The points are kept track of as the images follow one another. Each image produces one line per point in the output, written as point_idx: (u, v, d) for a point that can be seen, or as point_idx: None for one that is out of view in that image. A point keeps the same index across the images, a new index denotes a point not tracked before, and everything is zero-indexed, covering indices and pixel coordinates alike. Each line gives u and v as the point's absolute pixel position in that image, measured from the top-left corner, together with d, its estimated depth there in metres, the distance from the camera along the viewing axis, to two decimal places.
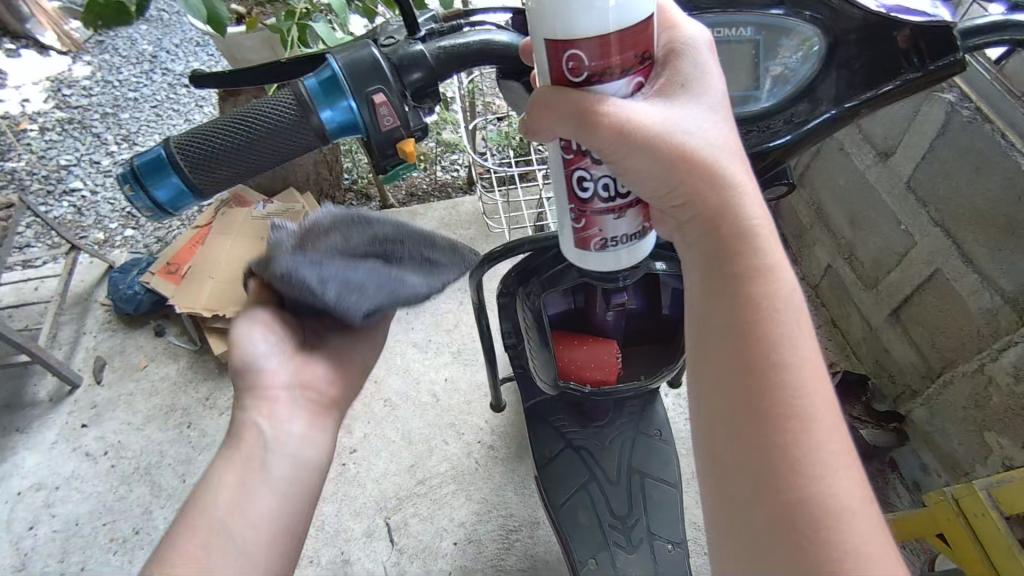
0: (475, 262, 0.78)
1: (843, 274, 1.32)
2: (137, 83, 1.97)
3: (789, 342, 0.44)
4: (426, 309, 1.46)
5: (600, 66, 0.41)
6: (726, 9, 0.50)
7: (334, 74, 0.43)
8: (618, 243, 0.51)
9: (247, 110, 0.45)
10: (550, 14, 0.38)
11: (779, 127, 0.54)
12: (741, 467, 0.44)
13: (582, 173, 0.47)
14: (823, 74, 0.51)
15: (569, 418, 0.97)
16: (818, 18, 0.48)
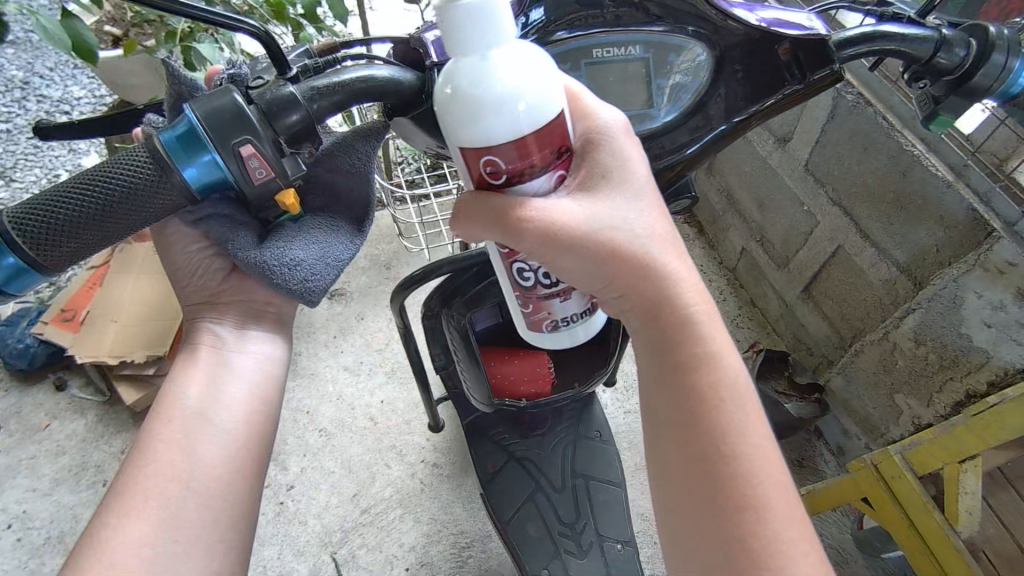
0: (396, 285, 0.76)
1: (757, 256, 1.38)
2: (9, 113, 1.79)
3: (736, 428, 0.47)
4: (354, 330, 1.41)
5: (517, 166, 0.46)
6: (612, 25, 0.50)
7: (194, 129, 0.43)
8: (569, 322, 0.56)
9: (92, 175, 0.44)
10: (465, 129, 0.44)
11: (679, 142, 0.55)
12: (705, 552, 0.46)
13: (520, 264, 0.52)
14: (713, 88, 0.52)
15: (509, 430, 0.96)
16: (703, 32, 0.50)
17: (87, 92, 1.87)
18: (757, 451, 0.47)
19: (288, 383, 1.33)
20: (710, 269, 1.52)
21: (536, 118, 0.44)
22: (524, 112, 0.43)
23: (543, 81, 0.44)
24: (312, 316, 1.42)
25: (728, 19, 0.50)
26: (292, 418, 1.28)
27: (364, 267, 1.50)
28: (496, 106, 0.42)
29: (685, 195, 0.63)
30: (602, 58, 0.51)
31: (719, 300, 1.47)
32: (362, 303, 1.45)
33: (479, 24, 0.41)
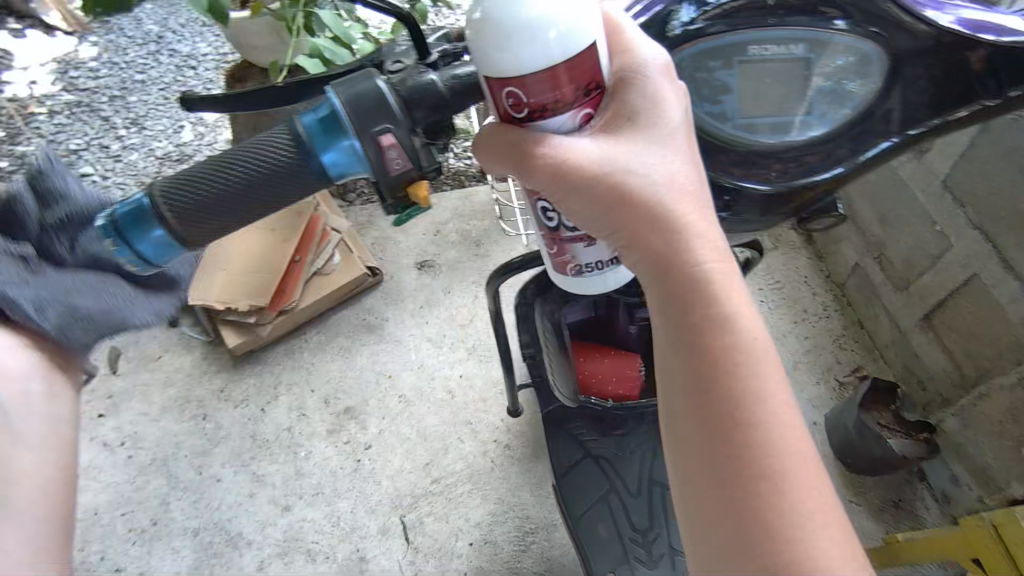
0: (493, 271, 0.75)
1: (872, 274, 1.27)
2: (144, 66, 1.94)
3: (756, 389, 0.44)
4: (440, 303, 1.43)
5: (538, 101, 0.44)
6: (775, 22, 0.45)
7: (334, 112, 0.44)
8: (591, 270, 0.55)
9: (247, 151, 0.46)
10: (489, 53, 0.42)
11: (833, 155, 0.50)
12: (716, 517, 0.44)
13: (544, 204, 0.51)
14: (885, 96, 0.47)
15: (588, 426, 0.94)
16: (881, 35, 0.44)
17: (214, 49, 1.99)
18: (779, 416, 0.44)
19: (374, 346, 1.38)
20: (815, 281, 1.41)
21: (564, 56, 0.42)
22: (555, 46, 0.41)
23: (574, 19, 0.41)
24: (402, 285, 1.46)
25: (915, 20, 0.43)
26: (375, 381, 1.33)
27: (456, 241, 1.51)
28: (526, 34, 0.40)
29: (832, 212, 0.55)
30: (759, 55, 0.46)
31: (822, 316, 1.37)
32: (450, 277, 1.47)
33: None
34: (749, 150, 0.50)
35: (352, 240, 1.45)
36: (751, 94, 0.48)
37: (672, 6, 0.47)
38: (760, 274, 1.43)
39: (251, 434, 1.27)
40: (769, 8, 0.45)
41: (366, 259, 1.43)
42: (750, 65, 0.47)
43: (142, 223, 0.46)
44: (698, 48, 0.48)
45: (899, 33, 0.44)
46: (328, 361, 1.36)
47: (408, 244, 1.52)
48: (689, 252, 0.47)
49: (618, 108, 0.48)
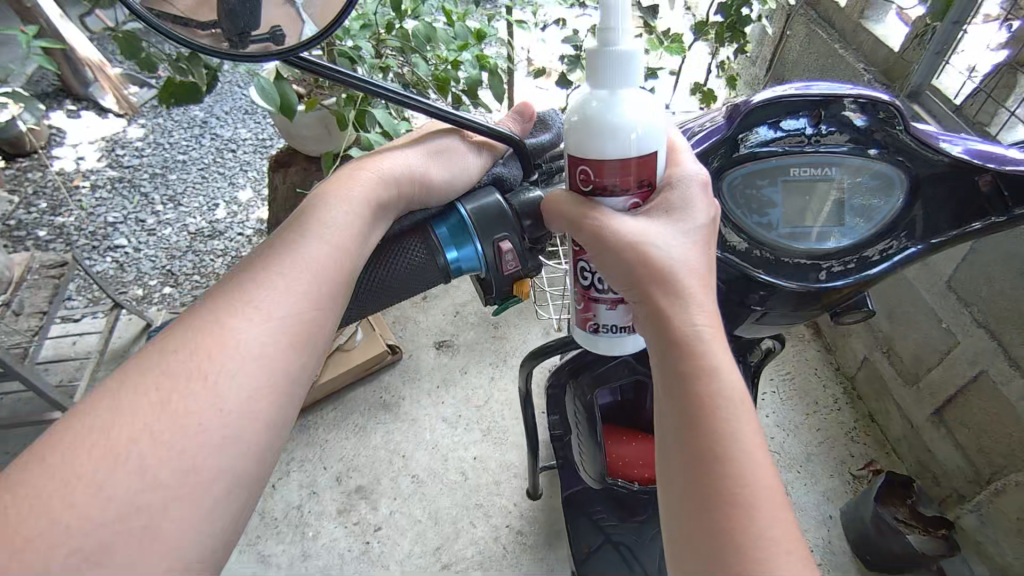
0: (527, 354, 0.80)
1: (882, 369, 1.31)
2: (186, 147, 2.08)
3: (731, 438, 0.40)
4: (457, 382, 1.46)
5: (601, 182, 0.45)
6: (813, 147, 0.50)
7: (463, 220, 0.49)
8: (614, 334, 0.52)
9: (387, 254, 0.50)
10: (573, 139, 0.44)
11: (867, 259, 0.51)
12: (688, 558, 0.39)
13: (584, 264, 0.49)
14: (908, 210, 0.50)
15: (609, 511, 0.94)
16: (904, 162, 0.49)
17: (252, 135, 2.13)
18: (751, 461, 0.40)
19: (389, 424, 1.38)
20: (825, 373, 1.45)
21: (638, 149, 0.43)
22: (636, 141, 0.43)
23: (653, 123, 0.43)
24: (420, 364, 1.49)
25: (932, 150, 0.48)
26: (388, 460, 1.33)
27: (473, 322, 1.57)
28: (613, 130, 0.42)
29: (859, 308, 0.57)
30: (798, 176, 0.50)
31: (833, 408, 1.39)
32: (467, 357, 1.50)
33: (629, 60, 0.41)
34: (790, 257, 0.51)
35: (375, 319, 1.51)
36: (787, 204, 0.51)
37: (725, 134, 0.50)
38: (771, 366, 1.48)
39: (259, 510, 1.25)
40: (808, 136, 0.50)
41: (387, 338, 1.47)
42: (792, 184, 0.51)
43: None
44: (746, 168, 0.51)
45: (918, 160, 0.48)
46: (343, 439, 1.36)
47: (428, 323, 1.57)
48: (674, 303, 0.44)
49: (664, 194, 0.46)
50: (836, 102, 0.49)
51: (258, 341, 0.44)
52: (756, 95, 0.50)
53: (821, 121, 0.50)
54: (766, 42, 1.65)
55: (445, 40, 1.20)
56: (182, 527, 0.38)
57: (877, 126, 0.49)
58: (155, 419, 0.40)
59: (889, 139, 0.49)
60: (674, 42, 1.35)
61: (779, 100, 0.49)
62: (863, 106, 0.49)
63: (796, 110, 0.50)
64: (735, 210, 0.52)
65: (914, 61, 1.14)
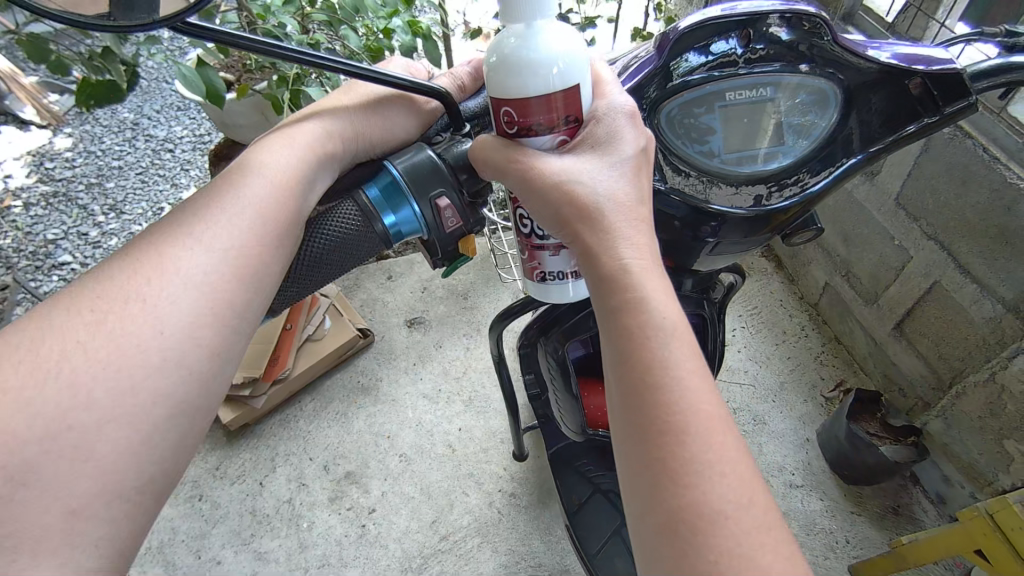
0: (494, 317, 0.79)
1: (843, 292, 1.35)
2: (120, 152, 1.98)
3: (663, 365, 0.40)
4: (433, 357, 1.45)
5: (525, 122, 0.44)
6: (746, 70, 0.49)
7: (397, 180, 0.48)
8: (560, 279, 0.52)
9: (322, 222, 0.49)
10: (495, 81, 0.42)
11: (809, 175, 0.52)
12: (632, 483, 0.40)
13: (522, 211, 0.49)
14: (843, 122, 0.51)
15: (594, 462, 0.96)
16: (835, 74, 0.49)
17: (189, 132, 2.04)
18: (686, 385, 0.40)
19: (370, 408, 1.38)
20: (790, 304, 1.49)
21: (559, 85, 0.42)
22: (559, 76, 0.42)
23: (574, 58, 0.42)
24: (393, 344, 1.48)
25: (860, 60, 0.48)
26: (374, 443, 1.32)
27: (442, 296, 1.56)
28: (532, 67, 0.41)
29: (809, 227, 0.57)
30: (734, 101, 0.49)
31: (801, 336, 1.43)
32: (440, 332, 1.49)
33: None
34: (735, 181, 0.52)
35: (342, 305, 1.48)
36: (724, 129, 0.50)
37: (656, 65, 0.49)
38: (739, 302, 1.51)
39: (250, 510, 1.24)
40: (739, 59, 0.49)
41: (356, 322, 1.45)
42: (729, 110, 0.50)
43: None
44: (683, 99, 0.50)
45: (850, 69, 0.49)
46: (325, 428, 1.35)
47: (397, 302, 1.56)
48: (601, 241, 0.44)
49: (590, 129, 0.45)
50: (763, 20, 0.48)
51: (199, 270, 0.47)
52: (682, 21, 0.48)
53: (750, 42, 0.48)
54: None
55: (373, 9, 1.16)
56: (116, 445, 0.43)
57: (803, 42, 0.48)
58: (90, 339, 0.44)
59: (821, 54, 0.49)
60: None
61: (706, 25, 0.47)
62: (788, 19, 0.48)
63: (722, 34, 0.48)
64: (676, 141, 0.52)
65: None
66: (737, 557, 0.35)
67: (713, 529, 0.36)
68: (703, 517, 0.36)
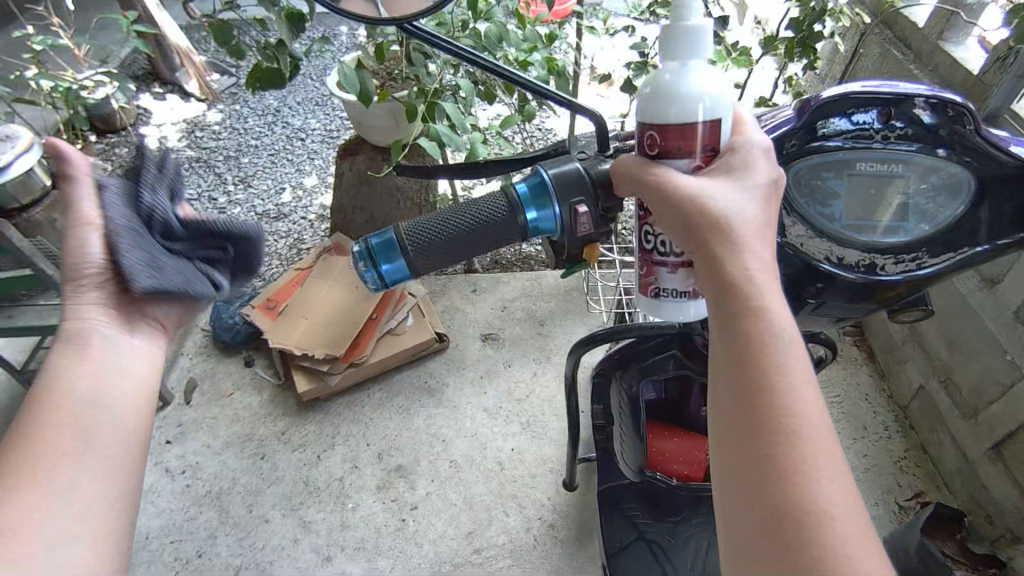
0: (576, 340, 0.81)
1: (938, 399, 1.27)
2: (259, 133, 2.19)
3: (778, 370, 0.44)
4: (500, 375, 1.49)
5: (668, 145, 0.46)
6: (880, 144, 0.50)
7: (544, 181, 0.52)
8: (674, 297, 0.53)
9: (472, 207, 0.53)
10: (642, 108, 0.46)
11: (927, 257, 0.51)
12: (737, 477, 0.44)
13: (648, 228, 0.51)
14: (971, 212, 0.50)
15: (643, 509, 0.95)
16: (972, 163, 0.48)
17: (322, 125, 2.23)
18: (796, 395, 0.43)
19: (431, 409, 1.42)
20: (877, 400, 1.41)
21: (703, 118, 0.45)
22: (702, 111, 0.45)
23: (720, 94, 0.45)
24: (465, 353, 1.53)
25: (1000, 152, 0.47)
26: (428, 443, 1.37)
27: (520, 318, 1.60)
28: (682, 100, 0.44)
29: (919, 308, 0.56)
30: (864, 171, 0.51)
31: (883, 437, 1.35)
32: (512, 352, 1.53)
33: (699, 34, 0.43)
34: (846, 249, 0.52)
35: (425, 307, 1.56)
36: (849, 196, 0.51)
37: (795, 125, 0.51)
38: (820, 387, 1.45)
39: (304, 479, 1.31)
40: (875, 133, 0.50)
41: (435, 326, 1.52)
42: (854, 179, 0.51)
43: (386, 252, 0.50)
44: (810, 161, 0.52)
45: (988, 160, 0.48)
46: (386, 418, 1.41)
47: (476, 315, 1.61)
48: (727, 249, 0.46)
49: (726, 156, 0.48)
50: (907, 101, 0.49)
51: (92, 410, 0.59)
52: (825, 91, 0.51)
53: (890, 119, 0.50)
54: (836, 59, 1.64)
55: (515, 41, 1.24)
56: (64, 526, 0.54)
57: (944, 126, 0.49)
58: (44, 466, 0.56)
59: (964, 140, 0.48)
60: (741, 55, 1.35)
61: (849, 96, 0.50)
62: (932, 104, 0.49)
63: (865, 106, 0.50)
64: (798, 200, 0.53)
65: (991, 84, 1.11)
66: (841, 551, 0.40)
67: (818, 525, 0.40)
68: (805, 510, 0.41)
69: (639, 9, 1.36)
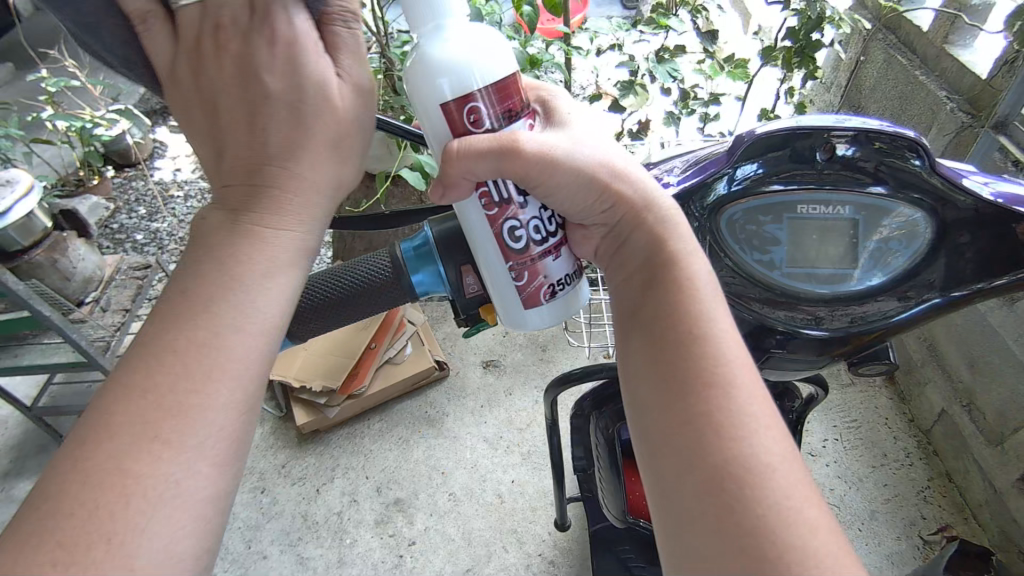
0: (551, 381, 0.77)
1: (961, 424, 1.19)
2: None
3: (703, 314, 0.42)
4: (501, 403, 1.46)
5: (497, 115, 0.43)
6: (823, 186, 0.46)
7: (429, 244, 0.51)
8: (564, 286, 0.49)
9: (352, 269, 0.52)
10: (426, 89, 0.41)
11: (884, 307, 0.47)
12: (672, 437, 0.39)
13: (511, 222, 0.45)
14: (930, 260, 0.46)
15: (636, 550, 0.90)
16: (926, 201, 0.44)
17: None
18: (724, 341, 0.41)
19: (431, 439, 1.40)
20: (896, 424, 1.33)
21: (494, 77, 0.42)
22: (485, 76, 0.41)
23: (496, 43, 0.42)
24: (466, 380, 1.51)
25: (954, 189, 0.44)
26: (427, 476, 1.34)
27: (522, 344, 1.57)
28: (452, 69, 0.41)
29: (881, 360, 0.52)
30: (805, 215, 0.47)
31: (904, 464, 1.27)
32: (513, 379, 1.50)
33: None
34: (797, 299, 0.48)
35: (425, 334, 1.55)
36: (803, 238, 0.47)
37: (725, 164, 0.47)
38: (834, 412, 1.37)
39: (302, 514, 1.30)
40: (818, 171, 0.46)
41: (435, 353, 1.50)
42: (799, 224, 0.47)
43: None
44: (747, 204, 0.47)
45: (942, 201, 0.44)
46: (386, 450, 1.39)
47: (477, 342, 1.59)
48: (648, 203, 0.45)
49: (549, 110, 0.47)
50: (834, 134, 0.45)
51: None
52: (757, 128, 0.47)
53: (834, 155, 0.46)
54: (841, 68, 1.58)
55: None
56: None
57: (890, 161, 0.45)
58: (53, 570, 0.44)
59: (914, 179, 0.44)
60: (738, 69, 1.31)
61: (780, 134, 0.46)
62: (858, 137, 0.45)
63: (797, 146, 0.46)
64: (735, 246, 0.48)
65: (1002, 90, 1.05)
66: (784, 509, 0.36)
67: (760, 480, 0.36)
68: (738, 452, 0.37)
69: (626, 26, 1.33)
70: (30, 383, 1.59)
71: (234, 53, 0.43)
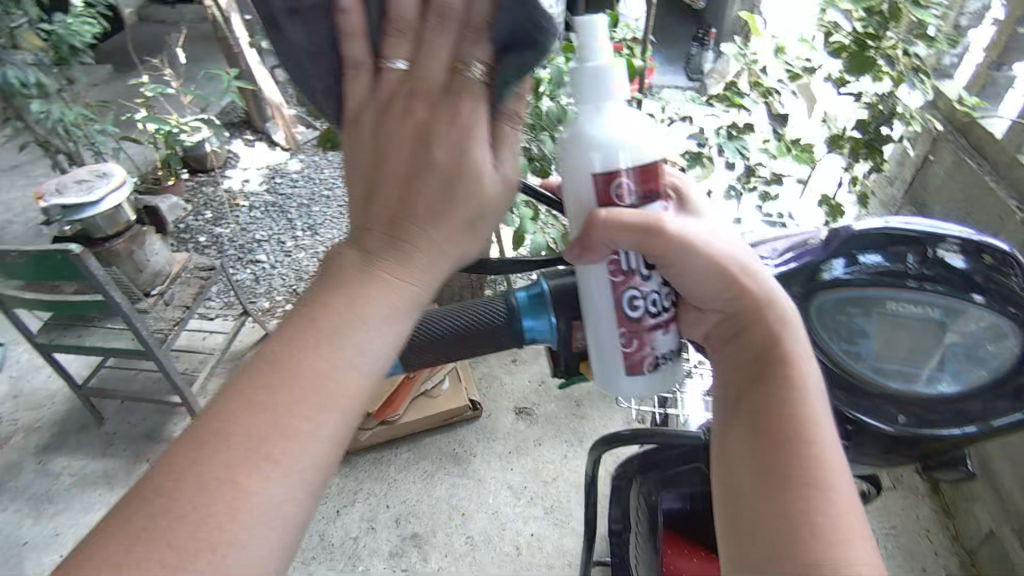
0: (598, 439, 0.77)
1: (1009, 548, 1.13)
2: (333, 184, 2.33)
3: (813, 415, 0.41)
4: (529, 452, 1.45)
5: (640, 195, 0.42)
6: (915, 285, 0.47)
7: (544, 293, 0.51)
8: (666, 361, 0.47)
9: (466, 308, 0.52)
10: (575, 162, 0.41)
11: (958, 412, 0.47)
12: (766, 533, 0.39)
13: (632, 292, 0.44)
14: (1015, 374, 0.45)
15: None
16: (1018, 316, 0.45)
17: None
18: (829, 445, 0.40)
19: (456, 479, 1.40)
20: (938, 538, 1.27)
21: (640, 159, 0.41)
22: (634, 159, 0.41)
23: (649, 131, 0.42)
24: (497, 424, 1.51)
25: None
26: (447, 515, 1.33)
27: (556, 395, 1.57)
28: (603, 149, 0.40)
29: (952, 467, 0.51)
30: (894, 311, 0.48)
31: None
32: (544, 429, 1.50)
33: (605, 74, 0.40)
34: (872, 391, 0.49)
35: (463, 371, 1.56)
36: (886, 333, 0.48)
37: (823, 251, 0.50)
38: (871, 514, 1.32)
39: (320, 534, 1.30)
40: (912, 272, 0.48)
41: (470, 393, 1.51)
42: (888, 318, 0.48)
43: None
44: (841, 293, 0.49)
45: None
46: (409, 482, 1.39)
47: (513, 386, 1.60)
48: (770, 300, 0.43)
49: (681, 194, 0.46)
50: (940, 241, 0.47)
51: None
52: (863, 224, 0.49)
53: (940, 261, 0.47)
54: (906, 163, 1.59)
55: None
56: None
57: (994, 274, 0.45)
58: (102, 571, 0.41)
59: (1010, 293, 0.45)
60: (805, 152, 1.33)
61: (884, 231, 0.48)
62: (966, 249, 0.47)
63: (901, 245, 0.48)
64: (822, 329, 0.50)
65: None
66: None
67: None
68: (834, 561, 0.37)
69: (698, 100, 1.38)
70: (82, 364, 1.66)
71: (413, 122, 0.35)
